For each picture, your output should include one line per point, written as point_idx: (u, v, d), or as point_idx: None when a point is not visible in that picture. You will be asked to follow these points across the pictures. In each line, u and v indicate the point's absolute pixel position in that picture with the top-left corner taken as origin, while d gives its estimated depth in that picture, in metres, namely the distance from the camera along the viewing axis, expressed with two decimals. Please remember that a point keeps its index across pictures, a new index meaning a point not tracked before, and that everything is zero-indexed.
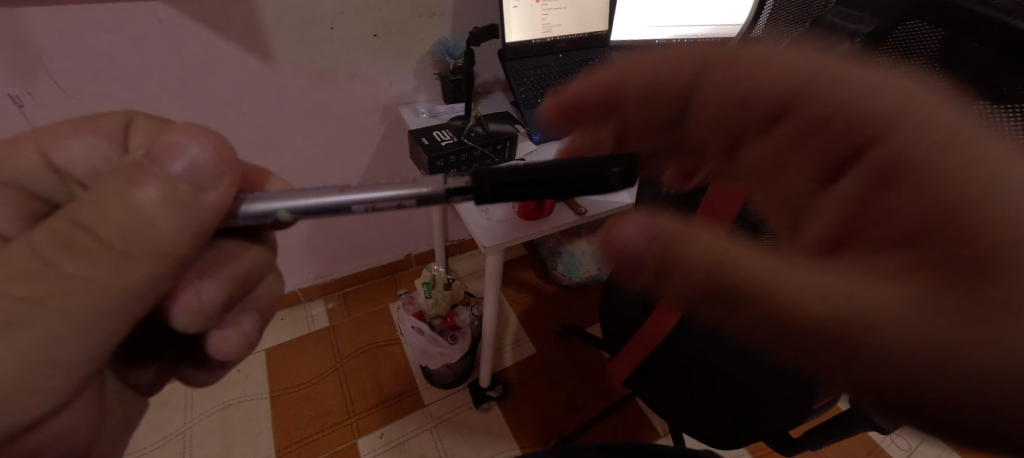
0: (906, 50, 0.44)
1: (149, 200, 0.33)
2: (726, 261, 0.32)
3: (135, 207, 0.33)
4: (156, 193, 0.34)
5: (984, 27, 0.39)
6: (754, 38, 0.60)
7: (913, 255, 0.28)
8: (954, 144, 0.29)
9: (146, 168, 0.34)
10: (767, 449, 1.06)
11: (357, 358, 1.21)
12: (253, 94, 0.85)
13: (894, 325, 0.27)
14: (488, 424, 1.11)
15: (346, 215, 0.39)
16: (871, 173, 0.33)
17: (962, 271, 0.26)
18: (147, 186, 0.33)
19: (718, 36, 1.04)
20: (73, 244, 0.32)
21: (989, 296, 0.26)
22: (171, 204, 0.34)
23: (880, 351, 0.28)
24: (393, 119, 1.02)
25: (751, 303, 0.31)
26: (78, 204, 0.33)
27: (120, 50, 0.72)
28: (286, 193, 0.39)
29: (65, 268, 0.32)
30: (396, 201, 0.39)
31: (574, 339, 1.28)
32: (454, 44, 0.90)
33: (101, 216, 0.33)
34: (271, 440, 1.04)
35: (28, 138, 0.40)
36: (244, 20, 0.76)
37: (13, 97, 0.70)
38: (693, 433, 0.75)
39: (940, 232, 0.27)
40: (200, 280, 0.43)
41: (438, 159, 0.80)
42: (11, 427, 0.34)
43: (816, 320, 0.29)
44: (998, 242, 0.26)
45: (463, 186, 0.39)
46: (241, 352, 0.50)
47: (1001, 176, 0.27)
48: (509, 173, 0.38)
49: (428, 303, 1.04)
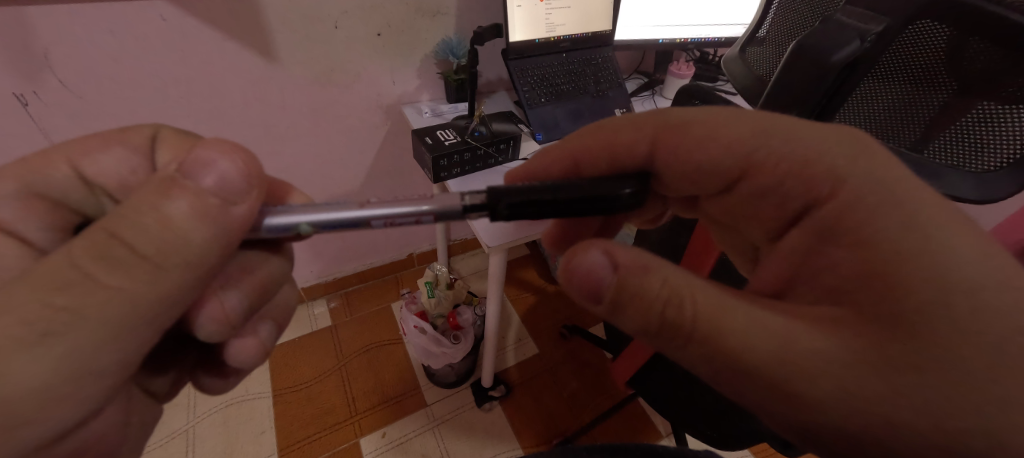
0: (914, 50, 0.43)
1: (179, 214, 0.33)
2: (704, 314, 0.34)
3: (167, 221, 0.33)
4: (184, 208, 0.33)
5: (998, 28, 0.38)
6: (759, 38, 0.59)
7: (857, 309, 0.32)
8: (887, 205, 0.34)
9: (177, 182, 0.33)
10: (770, 448, 1.05)
11: (359, 357, 1.21)
12: (257, 93, 0.85)
13: (850, 371, 0.31)
14: (489, 423, 1.11)
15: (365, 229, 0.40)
16: (822, 232, 0.36)
17: (900, 318, 0.31)
18: (178, 200, 0.33)
19: (719, 36, 1.05)
20: (110, 256, 0.32)
21: (931, 339, 0.30)
22: (201, 217, 0.34)
23: (848, 394, 0.31)
24: (396, 119, 1.02)
25: (728, 352, 0.33)
26: (113, 215, 0.32)
27: (124, 49, 0.72)
28: (309, 207, 0.39)
29: (99, 279, 0.32)
30: (415, 217, 0.39)
31: (575, 339, 1.28)
32: (457, 44, 0.90)
33: (137, 229, 0.32)
34: (273, 439, 1.04)
35: (59, 151, 0.42)
36: (248, 18, 0.76)
37: (17, 96, 0.70)
38: (694, 433, 0.75)
39: (881, 281, 0.32)
40: (223, 290, 0.44)
41: (442, 159, 0.79)
42: (34, 438, 0.34)
43: (790, 367, 0.32)
44: (928, 287, 0.31)
45: (481, 203, 0.39)
46: (257, 359, 0.50)
47: (926, 232, 0.32)
48: (527, 191, 0.38)
49: (431, 303, 1.05)
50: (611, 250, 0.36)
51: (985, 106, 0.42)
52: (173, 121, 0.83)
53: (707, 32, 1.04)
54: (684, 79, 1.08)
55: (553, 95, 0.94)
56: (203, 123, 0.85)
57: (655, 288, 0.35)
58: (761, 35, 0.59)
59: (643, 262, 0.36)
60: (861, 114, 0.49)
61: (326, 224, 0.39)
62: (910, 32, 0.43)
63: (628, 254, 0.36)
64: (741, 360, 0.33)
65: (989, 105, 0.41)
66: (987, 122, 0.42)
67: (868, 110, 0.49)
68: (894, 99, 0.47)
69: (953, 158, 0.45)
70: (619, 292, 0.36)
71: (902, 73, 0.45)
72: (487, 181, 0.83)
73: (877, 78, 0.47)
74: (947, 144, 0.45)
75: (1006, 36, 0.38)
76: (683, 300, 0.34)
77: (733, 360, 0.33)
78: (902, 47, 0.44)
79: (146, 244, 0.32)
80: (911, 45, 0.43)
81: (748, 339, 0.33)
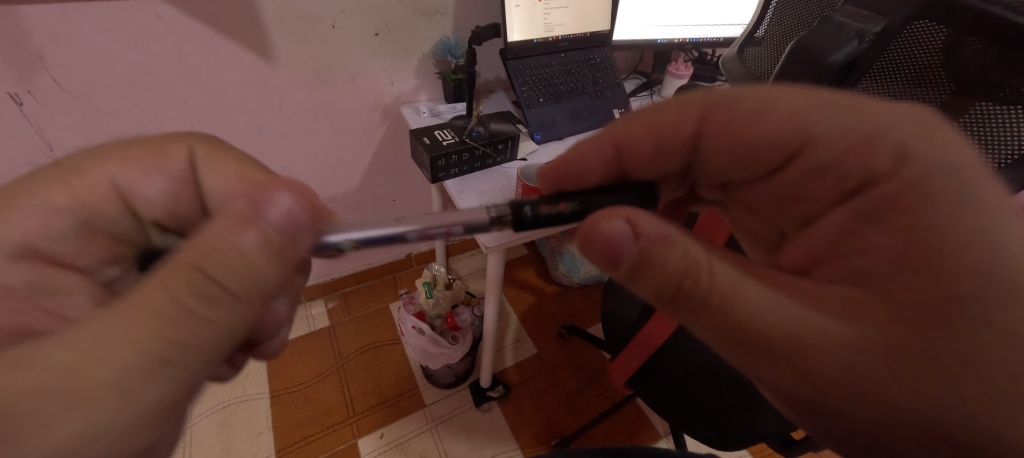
0: (914, 49, 0.43)
1: (251, 248, 0.33)
2: (738, 303, 0.35)
3: (234, 250, 0.32)
4: (257, 244, 0.33)
5: (994, 27, 0.38)
6: (756, 39, 0.59)
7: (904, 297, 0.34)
8: (929, 193, 0.34)
9: (249, 218, 0.33)
10: (768, 449, 1.05)
11: (357, 357, 1.20)
12: (253, 92, 0.85)
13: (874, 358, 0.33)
14: (487, 423, 1.10)
15: (400, 243, 0.41)
16: (867, 216, 0.38)
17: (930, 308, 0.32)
18: (247, 235, 0.32)
19: (717, 36, 1.05)
20: (194, 287, 0.32)
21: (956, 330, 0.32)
22: (273, 250, 0.34)
23: (856, 383, 0.33)
24: (394, 118, 1.02)
25: (735, 333, 0.35)
26: (197, 252, 0.32)
27: (120, 48, 0.71)
28: (352, 225, 0.40)
29: (153, 296, 0.32)
30: (446, 228, 0.41)
31: (574, 339, 1.28)
32: (455, 43, 0.89)
33: (219, 264, 0.32)
34: (270, 440, 1.04)
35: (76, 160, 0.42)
36: (245, 17, 0.75)
37: (12, 95, 0.70)
38: (693, 435, 0.74)
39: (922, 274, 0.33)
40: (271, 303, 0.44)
41: (440, 159, 0.79)
42: None
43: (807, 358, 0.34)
44: (962, 283, 0.32)
45: (505, 213, 0.41)
46: None
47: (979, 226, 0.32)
48: (548, 202, 0.42)
49: (428, 303, 1.05)
50: (634, 218, 0.37)
51: (983, 106, 0.41)
52: (171, 121, 0.83)
53: (705, 32, 1.03)
54: (682, 79, 1.08)
55: (551, 95, 0.94)
56: (201, 122, 0.85)
57: (676, 254, 0.36)
58: (760, 35, 0.58)
59: (667, 232, 0.36)
60: None
61: (333, 228, 0.39)
62: (905, 34, 0.43)
63: (651, 223, 0.36)
64: (756, 345, 0.34)
65: (987, 105, 0.41)
66: (986, 123, 0.42)
67: None
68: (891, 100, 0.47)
69: None
70: (641, 260, 0.36)
71: (902, 72, 0.45)
72: (485, 180, 0.83)
73: (875, 79, 0.47)
74: None
75: (1002, 36, 0.38)
76: (698, 285, 0.35)
77: (746, 341, 0.35)
78: (898, 48, 0.45)
79: (219, 272, 0.32)
80: (912, 44, 0.43)
81: (743, 334, 0.35)
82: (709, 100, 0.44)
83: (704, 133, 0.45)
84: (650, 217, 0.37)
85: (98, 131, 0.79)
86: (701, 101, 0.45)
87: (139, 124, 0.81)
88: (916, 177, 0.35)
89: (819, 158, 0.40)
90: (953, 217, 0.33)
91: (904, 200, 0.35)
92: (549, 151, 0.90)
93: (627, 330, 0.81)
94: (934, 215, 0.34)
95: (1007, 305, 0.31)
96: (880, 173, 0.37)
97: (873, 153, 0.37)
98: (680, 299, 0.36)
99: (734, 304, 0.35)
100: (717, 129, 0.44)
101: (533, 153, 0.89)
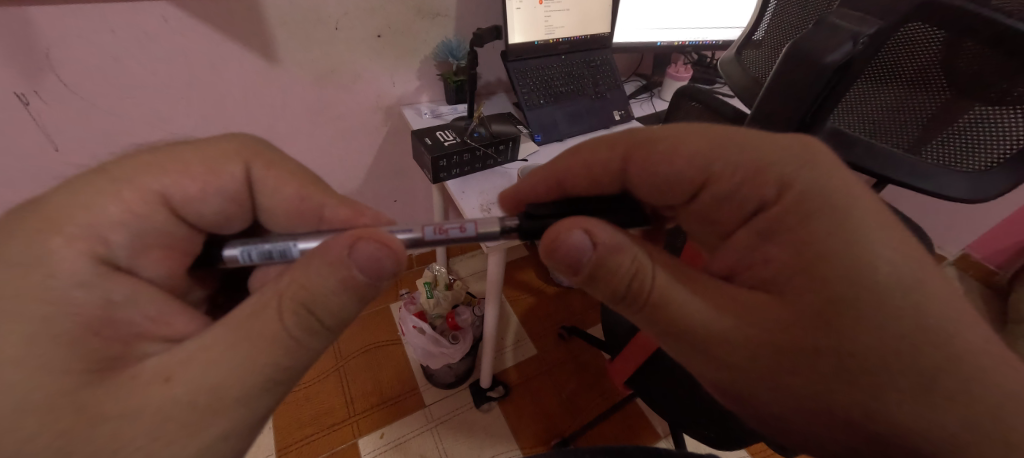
0: (908, 52, 0.42)
1: (311, 300, 0.39)
2: (731, 340, 0.38)
3: (302, 304, 0.39)
4: (317, 299, 0.39)
5: (994, 32, 0.37)
6: (755, 42, 0.59)
7: (885, 323, 0.35)
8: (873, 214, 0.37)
9: (318, 283, 0.39)
10: (767, 451, 1.05)
11: (358, 358, 1.21)
12: (256, 93, 0.86)
13: (852, 375, 0.35)
14: (487, 424, 1.11)
15: (421, 243, 0.46)
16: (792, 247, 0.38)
17: (894, 332, 0.35)
18: (313, 291, 0.39)
19: (717, 39, 1.05)
20: (270, 332, 0.38)
21: (918, 343, 0.35)
22: (329, 304, 0.39)
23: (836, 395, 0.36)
24: (396, 119, 1.03)
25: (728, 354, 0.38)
26: (283, 303, 0.38)
27: (126, 49, 0.72)
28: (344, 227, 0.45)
29: (226, 339, 0.38)
30: (461, 224, 0.46)
31: (574, 340, 1.29)
32: (457, 45, 0.90)
33: (304, 317, 0.39)
34: (271, 440, 1.04)
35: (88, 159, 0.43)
36: (249, 19, 0.76)
37: (19, 95, 0.70)
38: (693, 434, 0.74)
39: (888, 300, 0.35)
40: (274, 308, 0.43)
41: (442, 159, 0.80)
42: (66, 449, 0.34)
43: (787, 379, 0.37)
44: (915, 297, 0.35)
45: (513, 225, 0.46)
46: None
47: (904, 246, 0.36)
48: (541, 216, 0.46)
49: (429, 303, 1.05)
50: (591, 228, 0.40)
51: (979, 109, 0.42)
52: (175, 121, 0.83)
53: (705, 35, 1.04)
54: (682, 82, 1.09)
55: (552, 96, 0.95)
56: (204, 123, 0.86)
57: (626, 264, 0.40)
58: (758, 38, 0.59)
59: (620, 238, 0.40)
60: (855, 116, 0.48)
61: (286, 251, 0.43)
62: (901, 35, 0.42)
63: (605, 232, 0.40)
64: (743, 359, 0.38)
65: (983, 108, 0.42)
66: (979, 125, 0.43)
67: (860, 113, 0.47)
68: (888, 102, 0.45)
69: (949, 159, 0.45)
70: (597, 271, 0.40)
71: (895, 74, 0.44)
72: (486, 180, 0.84)
73: (871, 79, 0.46)
74: (942, 147, 0.44)
75: (1002, 42, 0.37)
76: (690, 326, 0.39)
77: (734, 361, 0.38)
78: (894, 50, 0.43)
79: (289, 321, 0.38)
80: (908, 46, 0.42)
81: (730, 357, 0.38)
82: (621, 141, 0.46)
83: (627, 171, 0.46)
84: (604, 225, 0.41)
85: (103, 132, 0.80)
86: (618, 143, 0.46)
87: (143, 124, 0.82)
88: (806, 204, 0.38)
89: (727, 197, 0.42)
90: (896, 231, 0.37)
91: (804, 222, 0.38)
92: (550, 153, 0.91)
93: (626, 330, 0.82)
94: (880, 221, 0.37)
95: (934, 301, 0.36)
96: (771, 199, 0.40)
97: (799, 186, 0.38)
98: (641, 304, 0.40)
99: (723, 335, 0.38)
100: (639, 169, 0.45)
101: (533, 154, 0.90)
